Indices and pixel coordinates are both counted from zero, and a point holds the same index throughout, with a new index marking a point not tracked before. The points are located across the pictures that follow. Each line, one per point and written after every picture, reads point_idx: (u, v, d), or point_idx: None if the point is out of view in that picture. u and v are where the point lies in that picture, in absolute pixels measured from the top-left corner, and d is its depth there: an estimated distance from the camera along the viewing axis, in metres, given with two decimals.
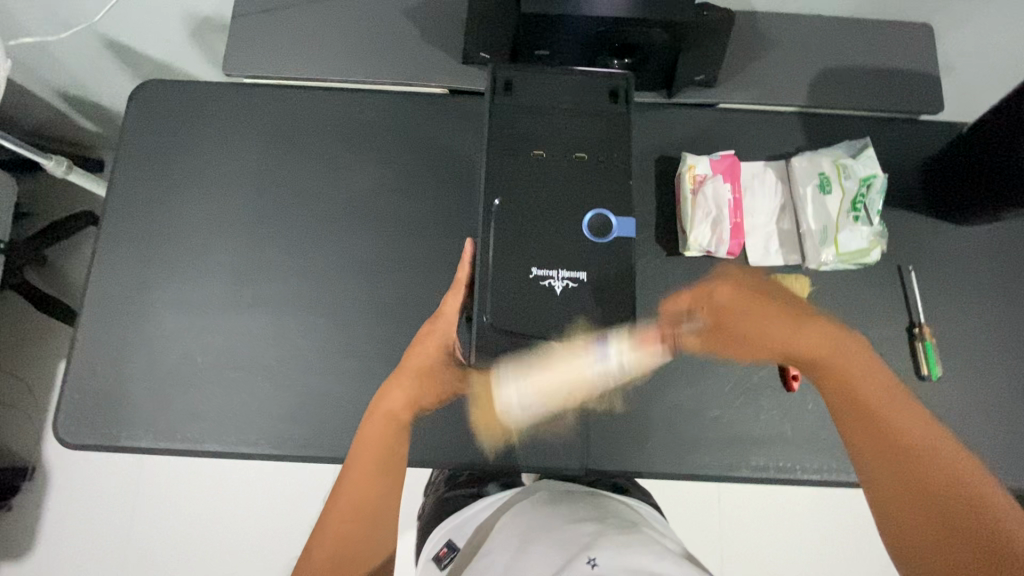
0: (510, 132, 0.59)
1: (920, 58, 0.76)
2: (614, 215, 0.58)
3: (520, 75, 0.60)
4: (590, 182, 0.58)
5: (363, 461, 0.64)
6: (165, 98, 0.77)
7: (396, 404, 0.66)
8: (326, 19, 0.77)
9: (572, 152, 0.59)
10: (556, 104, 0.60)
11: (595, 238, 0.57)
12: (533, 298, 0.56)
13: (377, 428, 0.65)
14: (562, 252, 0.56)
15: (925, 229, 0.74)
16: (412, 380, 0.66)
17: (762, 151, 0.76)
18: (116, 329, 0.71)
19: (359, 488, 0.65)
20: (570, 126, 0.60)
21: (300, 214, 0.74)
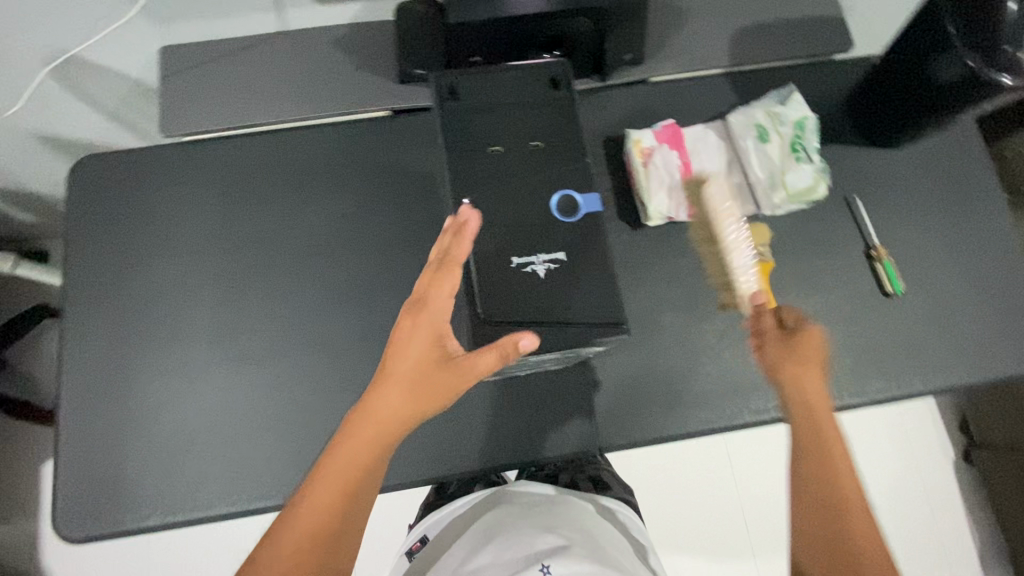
0: (464, 135, 0.60)
1: (817, 7, 0.83)
2: (579, 194, 0.60)
3: (463, 78, 0.62)
4: (548, 169, 0.60)
5: (331, 483, 0.50)
6: (111, 174, 0.77)
7: (383, 402, 0.52)
8: (258, 64, 0.78)
9: (527, 142, 0.61)
10: (503, 100, 0.62)
11: (564, 218, 0.59)
12: (519, 286, 0.57)
13: (359, 438, 0.51)
14: (537, 239, 0.58)
15: (861, 159, 0.79)
16: (411, 372, 0.52)
17: (699, 115, 0.80)
18: (108, 411, 0.70)
19: (326, 504, 0.49)
20: (521, 118, 0.61)
21: (272, 260, 0.74)
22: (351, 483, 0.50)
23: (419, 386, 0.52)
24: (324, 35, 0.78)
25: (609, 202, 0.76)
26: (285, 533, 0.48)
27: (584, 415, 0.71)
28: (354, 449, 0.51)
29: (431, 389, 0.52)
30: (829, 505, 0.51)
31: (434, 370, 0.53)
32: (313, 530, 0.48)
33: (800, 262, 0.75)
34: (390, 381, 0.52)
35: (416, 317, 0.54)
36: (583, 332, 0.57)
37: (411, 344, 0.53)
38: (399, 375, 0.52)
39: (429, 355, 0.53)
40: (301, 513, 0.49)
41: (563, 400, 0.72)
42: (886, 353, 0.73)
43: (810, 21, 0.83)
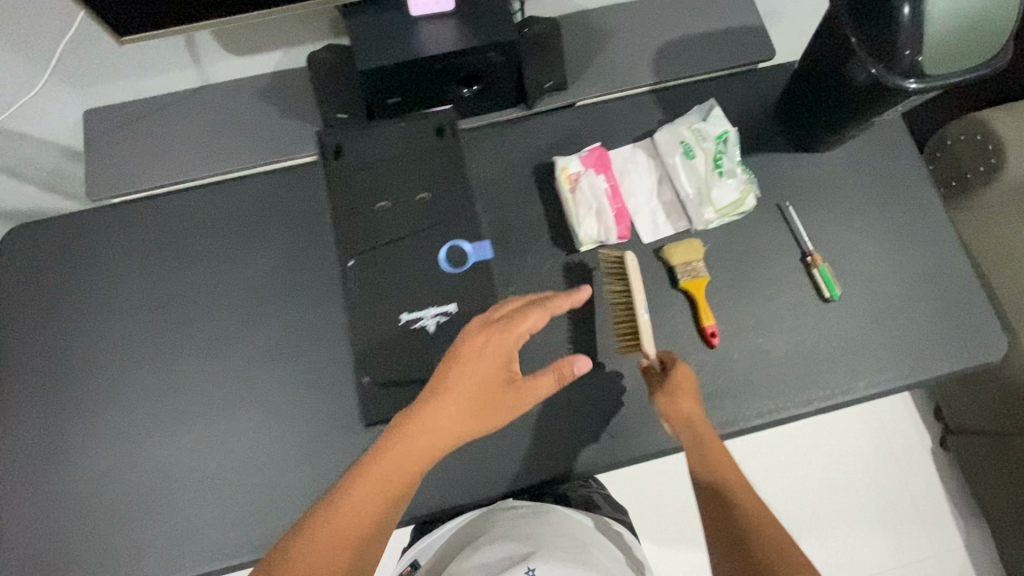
0: (353, 192, 0.71)
1: (737, 18, 0.83)
2: (465, 244, 0.70)
3: (348, 138, 0.72)
4: (434, 223, 0.70)
5: (383, 480, 0.54)
6: (41, 244, 0.76)
7: (443, 409, 0.57)
8: (181, 120, 0.78)
9: (413, 195, 0.71)
10: (387, 155, 0.72)
11: (451, 267, 0.69)
12: (411, 340, 0.67)
13: (419, 443, 0.56)
14: (424, 292, 0.68)
15: (790, 165, 0.79)
16: (478, 384, 0.59)
17: (627, 134, 0.80)
18: (48, 483, 0.69)
19: (385, 487, 0.53)
20: (405, 174, 0.71)
21: (206, 316, 0.74)
22: (397, 486, 0.54)
23: (477, 401, 0.59)
24: (245, 86, 0.78)
25: (541, 230, 0.76)
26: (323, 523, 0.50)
27: (529, 447, 0.71)
28: (413, 453, 0.55)
29: (490, 405, 0.59)
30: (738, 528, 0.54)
31: (493, 388, 0.60)
32: (355, 523, 0.51)
33: (735, 275, 0.75)
34: (455, 391, 0.58)
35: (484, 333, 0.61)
36: None
37: (476, 359, 0.60)
38: (463, 387, 0.58)
39: (492, 371, 0.60)
40: (342, 508, 0.51)
41: (508, 433, 0.71)
42: (828, 359, 0.73)
43: (732, 31, 0.83)
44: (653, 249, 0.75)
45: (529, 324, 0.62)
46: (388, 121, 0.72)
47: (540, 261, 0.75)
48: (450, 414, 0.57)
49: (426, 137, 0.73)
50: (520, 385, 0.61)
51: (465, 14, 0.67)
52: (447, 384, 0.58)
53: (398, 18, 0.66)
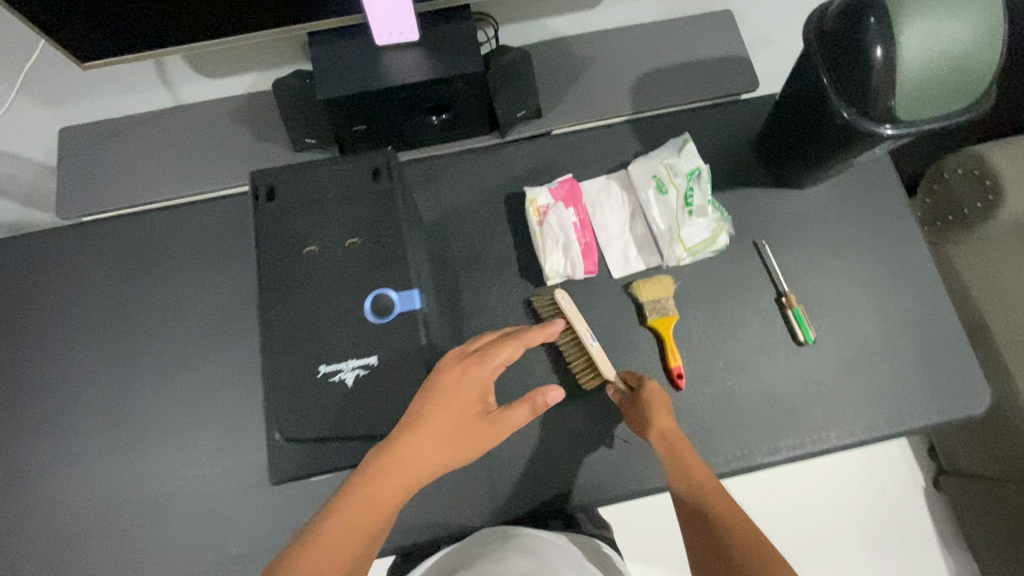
0: (277, 237, 0.58)
1: (721, 47, 0.81)
2: (394, 292, 0.57)
3: (280, 177, 0.60)
4: (362, 265, 0.58)
5: (352, 525, 0.48)
6: (10, 259, 0.77)
7: (414, 448, 0.52)
8: (155, 139, 0.78)
9: (345, 240, 0.58)
10: (322, 195, 0.59)
11: (376, 319, 0.56)
12: (327, 400, 0.55)
13: (388, 484, 0.50)
14: (348, 349, 0.56)
15: (770, 201, 0.77)
16: (452, 420, 0.54)
17: (602, 165, 0.78)
18: (1, 500, 0.69)
19: (352, 541, 0.48)
20: (338, 215, 0.59)
21: (167, 338, 0.73)
22: (367, 530, 0.49)
23: (450, 437, 0.54)
24: (220, 107, 0.78)
25: (508, 260, 0.74)
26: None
27: (486, 486, 0.69)
28: (383, 494, 0.50)
29: (463, 440, 0.54)
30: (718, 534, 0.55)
31: (467, 423, 0.55)
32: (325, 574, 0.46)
33: (706, 314, 0.73)
34: (427, 428, 0.52)
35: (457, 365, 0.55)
36: None
37: (450, 392, 0.54)
38: (436, 423, 0.52)
39: (466, 406, 0.55)
40: (307, 557, 0.46)
41: (464, 471, 0.69)
42: (799, 405, 0.70)
43: (715, 60, 0.81)
44: (622, 284, 0.73)
45: (506, 355, 0.57)
46: (323, 159, 0.60)
47: (505, 293, 0.73)
48: (422, 453, 0.52)
49: (361, 177, 0.60)
50: (495, 418, 0.57)
51: (432, 44, 0.66)
52: (417, 419, 0.52)
53: (364, 47, 0.66)
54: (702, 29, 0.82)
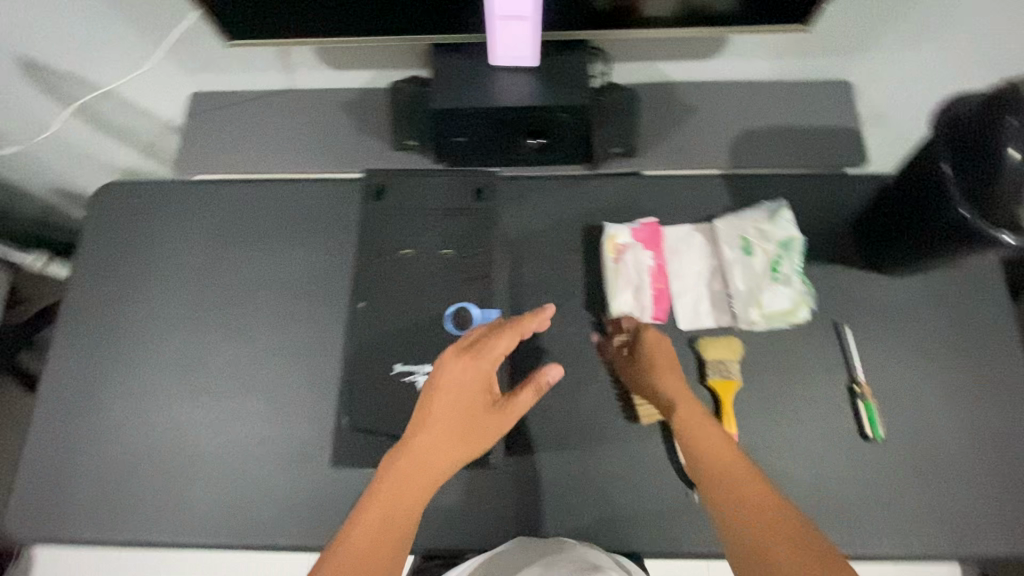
0: (382, 235, 0.74)
1: (833, 119, 0.79)
2: (473, 309, 0.71)
3: (391, 181, 0.76)
4: (444, 287, 0.72)
5: (386, 511, 0.52)
6: (124, 201, 0.84)
7: (434, 441, 0.56)
8: (271, 116, 0.84)
9: (439, 249, 0.73)
10: (423, 206, 0.75)
11: (455, 330, 0.70)
12: (402, 393, 0.69)
13: (412, 474, 0.54)
14: (425, 348, 0.70)
15: (859, 284, 0.73)
16: (456, 413, 0.58)
17: (688, 215, 0.78)
18: (72, 420, 0.74)
19: (381, 539, 0.50)
20: (437, 228, 0.74)
21: (245, 300, 0.77)
22: (401, 517, 0.52)
23: (464, 428, 0.58)
24: (334, 97, 0.83)
25: (576, 292, 0.74)
26: (334, 561, 0.48)
27: (511, 512, 0.68)
28: (411, 483, 0.54)
29: (474, 428, 0.58)
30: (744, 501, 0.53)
31: (475, 412, 0.59)
32: (366, 558, 0.48)
33: (770, 386, 0.70)
34: (442, 420, 0.57)
35: (463, 357, 0.59)
36: None
37: (456, 385, 0.58)
38: (448, 415, 0.57)
39: (474, 398, 0.58)
40: (348, 544, 0.49)
41: (493, 490, 0.69)
42: (854, 502, 0.66)
43: (824, 131, 0.79)
44: (687, 338, 0.71)
45: (506, 343, 0.60)
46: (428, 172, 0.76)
47: (568, 322, 0.73)
48: (442, 445, 0.56)
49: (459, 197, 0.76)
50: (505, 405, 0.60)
51: (544, 72, 0.68)
52: (432, 414, 0.57)
53: (480, 65, 0.68)
54: (816, 97, 0.80)
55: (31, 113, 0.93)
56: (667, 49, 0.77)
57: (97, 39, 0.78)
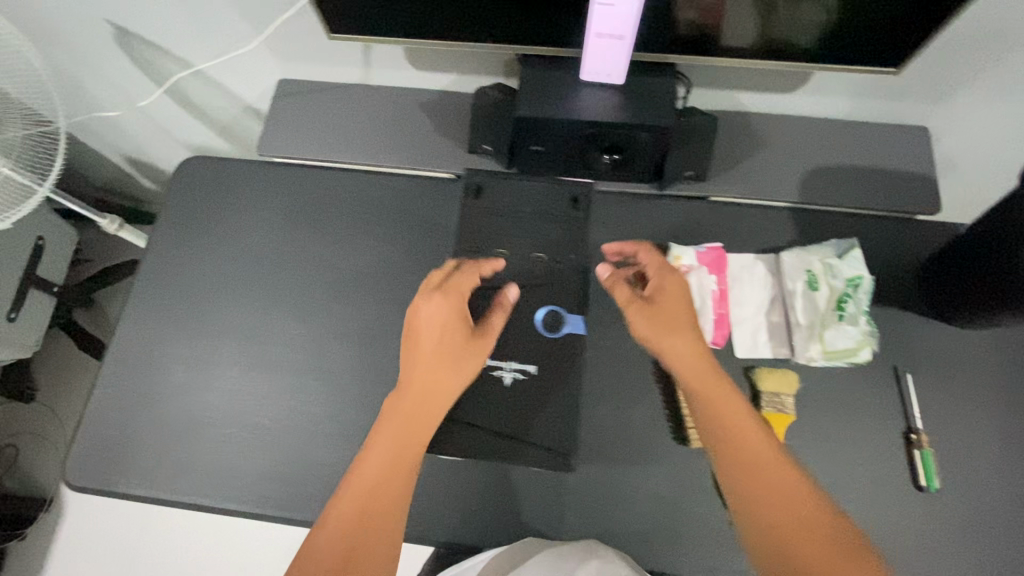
0: (477, 233, 0.76)
1: (907, 164, 0.79)
2: (565, 313, 0.72)
3: (490, 183, 0.78)
4: (540, 289, 0.73)
5: (390, 446, 0.59)
6: (200, 173, 0.86)
7: (423, 371, 0.62)
8: (352, 107, 0.87)
9: (533, 252, 0.75)
10: (520, 210, 0.77)
11: (545, 331, 0.71)
12: (487, 385, 0.68)
13: (410, 406, 0.61)
14: (514, 346, 0.70)
15: (923, 332, 0.73)
16: (433, 344, 0.63)
17: (754, 244, 0.78)
18: (132, 381, 0.76)
19: (387, 458, 0.58)
20: (534, 231, 0.76)
21: (310, 282, 0.79)
22: (403, 447, 0.59)
23: (444, 354, 0.63)
24: (415, 96, 0.86)
25: None
26: (350, 496, 0.56)
27: (554, 519, 0.69)
28: (412, 416, 0.61)
29: (456, 353, 0.63)
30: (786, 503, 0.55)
31: (451, 341, 0.64)
32: (376, 490, 0.57)
33: (825, 423, 0.70)
34: (427, 351, 0.63)
35: (434, 299, 0.65)
36: (531, 452, 0.67)
37: (428, 322, 0.64)
38: (428, 346, 0.63)
39: (447, 330, 0.64)
40: (359, 481, 0.57)
41: (537, 495, 0.69)
42: (903, 553, 0.65)
43: (898, 174, 0.78)
44: (743, 366, 0.71)
45: (468, 282, 0.67)
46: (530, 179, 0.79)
47: (626, 337, 0.74)
48: (430, 372, 0.62)
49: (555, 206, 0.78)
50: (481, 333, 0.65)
51: (628, 91, 0.69)
52: (417, 349, 0.63)
53: (566, 79, 0.70)
54: (892, 141, 0.80)
55: (117, 82, 0.96)
56: (749, 79, 0.78)
57: (195, 18, 0.80)
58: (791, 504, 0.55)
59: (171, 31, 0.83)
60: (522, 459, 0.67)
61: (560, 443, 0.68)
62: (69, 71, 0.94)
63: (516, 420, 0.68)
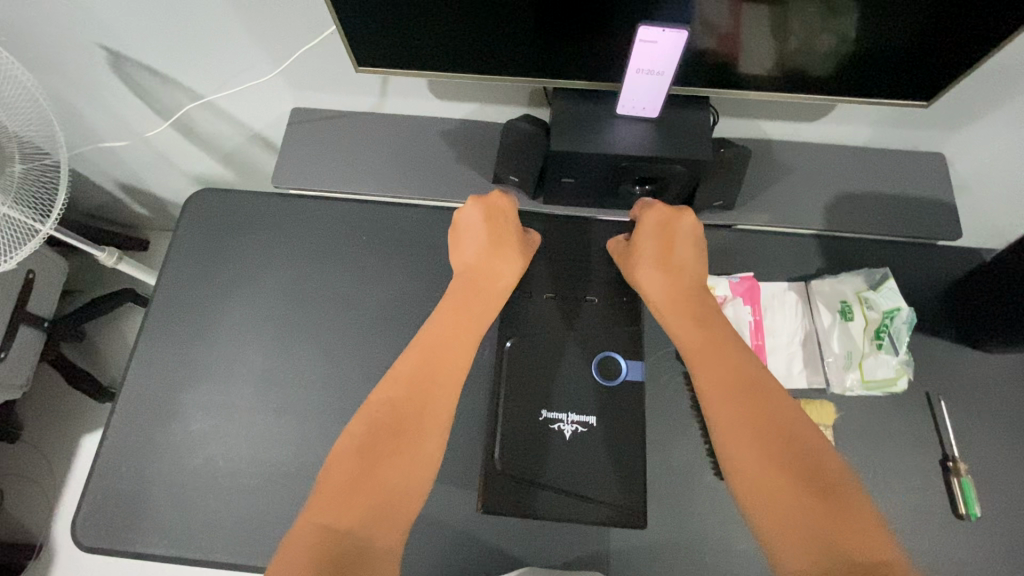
0: (524, 277, 0.73)
1: (928, 190, 0.80)
2: (624, 359, 0.69)
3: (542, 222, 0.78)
4: (604, 338, 0.70)
5: (445, 335, 0.63)
6: (213, 207, 0.82)
7: (480, 266, 0.69)
8: (366, 136, 0.82)
9: (585, 296, 0.73)
10: (571, 251, 0.76)
11: (604, 380, 0.68)
12: (548, 439, 0.66)
13: (465, 300, 0.67)
14: (574, 399, 0.67)
15: (951, 357, 0.74)
16: (487, 242, 0.70)
17: (782, 273, 0.78)
18: (149, 429, 0.72)
19: (442, 346, 0.62)
20: (583, 276, 0.74)
21: (333, 321, 0.76)
22: (459, 333, 0.64)
23: (497, 246, 0.70)
24: (433, 124, 0.83)
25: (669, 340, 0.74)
26: (403, 376, 0.59)
27: (599, 560, 0.67)
28: (471, 307, 0.66)
29: (507, 245, 0.70)
30: (761, 427, 0.54)
31: (503, 233, 0.71)
32: (424, 371, 0.59)
33: (865, 453, 0.70)
34: (483, 246, 0.70)
35: (492, 198, 0.72)
36: (597, 509, 0.65)
37: (482, 218, 0.71)
38: (485, 237, 0.70)
39: (499, 220, 0.71)
40: (411, 360, 0.60)
41: (579, 536, 0.68)
42: None
43: (920, 201, 0.79)
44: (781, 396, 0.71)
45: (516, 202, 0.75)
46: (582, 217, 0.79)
47: (661, 371, 0.73)
48: (485, 261, 0.69)
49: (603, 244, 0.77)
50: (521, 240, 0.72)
51: (663, 125, 0.69)
52: (474, 244, 0.70)
53: (599, 113, 0.69)
54: (910, 168, 0.81)
55: (117, 109, 0.92)
56: (773, 109, 0.78)
57: (201, 46, 0.76)
58: (763, 420, 0.54)
59: (176, 60, 0.79)
60: (588, 515, 0.65)
61: (625, 499, 0.65)
62: (67, 99, 0.90)
63: (580, 474, 0.65)
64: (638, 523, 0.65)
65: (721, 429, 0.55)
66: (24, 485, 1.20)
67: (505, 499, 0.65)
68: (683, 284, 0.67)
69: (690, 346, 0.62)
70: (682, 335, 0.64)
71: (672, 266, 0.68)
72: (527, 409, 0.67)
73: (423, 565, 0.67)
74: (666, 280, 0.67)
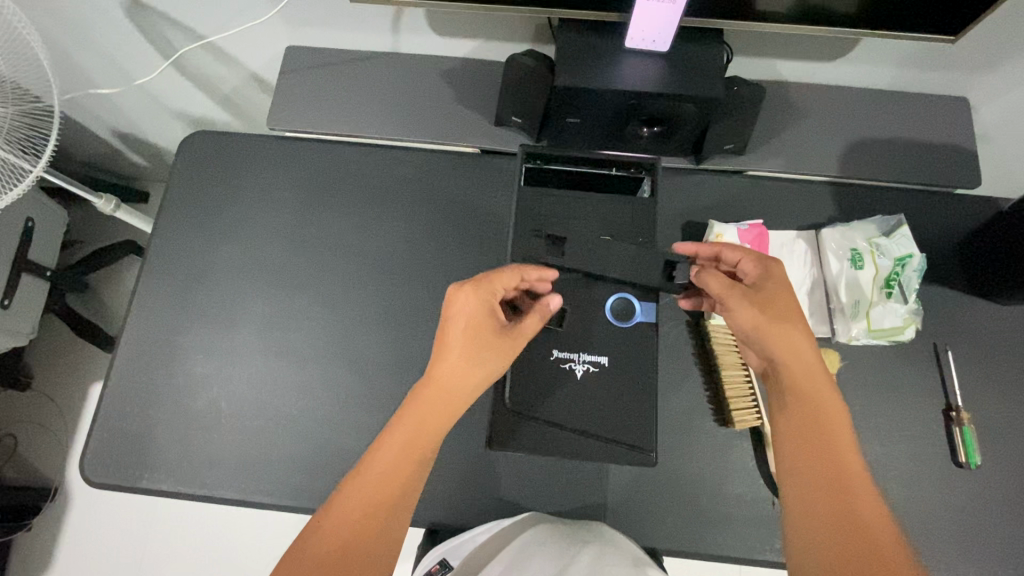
0: (537, 214, 0.67)
1: (951, 135, 0.76)
2: (637, 300, 0.65)
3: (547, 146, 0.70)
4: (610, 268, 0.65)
5: (411, 441, 0.53)
6: (207, 150, 0.80)
7: (447, 377, 0.55)
8: (364, 76, 0.79)
9: (598, 236, 0.66)
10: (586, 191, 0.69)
11: (618, 321, 0.64)
12: (556, 382, 0.63)
13: (427, 412, 0.54)
14: (584, 340, 0.63)
15: (962, 308, 0.72)
16: (458, 347, 0.56)
17: (792, 222, 0.76)
18: (152, 371, 0.72)
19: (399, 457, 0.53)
20: (597, 215, 0.67)
21: (332, 266, 0.75)
22: (416, 455, 0.53)
23: (469, 355, 0.56)
24: (433, 63, 0.79)
25: None
26: (358, 493, 0.51)
27: (598, 501, 0.68)
28: (430, 420, 0.54)
29: (489, 358, 0.56)
30: (869, 540, 0.48)
31: (483, 347, 0.56)
32: (380, 493, 0.51)
33: (868, 403, 0.69)
34: (452, 359, 0.55)
35: (469, 299, 0.56)
36: (610, 449, 0.62)
37: (459, 314, 0.56)
38: (457, 354, 0.56)
39: (477, 331, 0.56)
40: (365, 479, 0.51)
41: (578, 477, 0.69)
42: (943, 528, 0.66)
43: (941, 146, 0.76)
44: None
45: (508, 280, 0.58)
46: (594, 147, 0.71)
47: (664, 319, 0.72)
48: (453, 372, 0.55)
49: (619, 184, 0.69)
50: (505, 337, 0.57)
51: (674, 61, 0.66)
52: (445, 352, 0.56)
53: (608, 47, 0.66)
54: (933, 112, 0.77)
55: (105, 49, 0.88)
56: (790, 48, 0.74)
57: None
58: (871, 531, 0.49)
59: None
60: (600, 453, 0.62)
61: (641, 445, 0.62)
62: (53, 38, 0.86)
63: None
64: (648, 460, 0.62)
65: (818, 537, 0.50)
66: (37, 432, 1.23)
67: (519, 440, 0.62)
68: (807, 350, 0.56)
69: (800, 430, 0.54)
70: (799, 412, 0.55)
71: (793, 326, 0.56)
72: (527, 347, 0.63)
73: (425, 504, 0.68)
74: (786, 343, 0.56)
